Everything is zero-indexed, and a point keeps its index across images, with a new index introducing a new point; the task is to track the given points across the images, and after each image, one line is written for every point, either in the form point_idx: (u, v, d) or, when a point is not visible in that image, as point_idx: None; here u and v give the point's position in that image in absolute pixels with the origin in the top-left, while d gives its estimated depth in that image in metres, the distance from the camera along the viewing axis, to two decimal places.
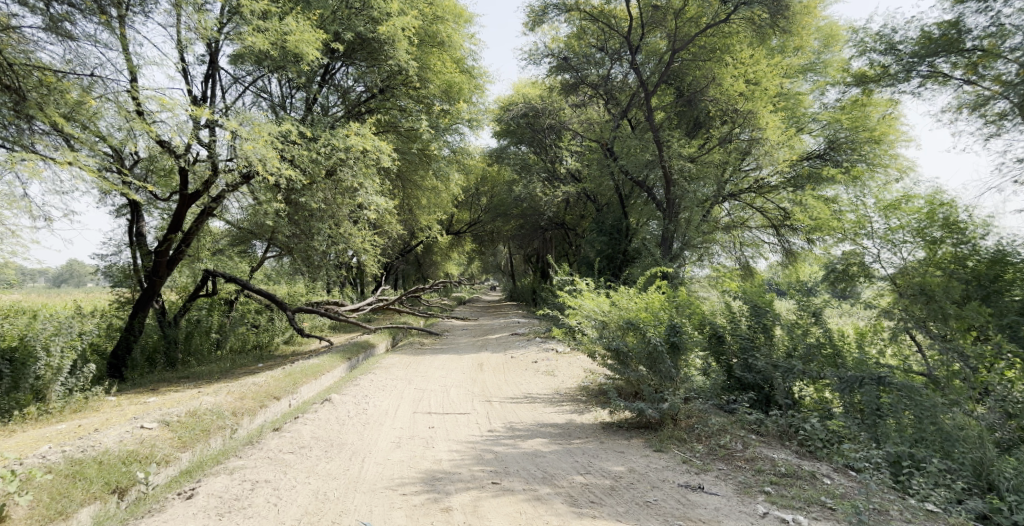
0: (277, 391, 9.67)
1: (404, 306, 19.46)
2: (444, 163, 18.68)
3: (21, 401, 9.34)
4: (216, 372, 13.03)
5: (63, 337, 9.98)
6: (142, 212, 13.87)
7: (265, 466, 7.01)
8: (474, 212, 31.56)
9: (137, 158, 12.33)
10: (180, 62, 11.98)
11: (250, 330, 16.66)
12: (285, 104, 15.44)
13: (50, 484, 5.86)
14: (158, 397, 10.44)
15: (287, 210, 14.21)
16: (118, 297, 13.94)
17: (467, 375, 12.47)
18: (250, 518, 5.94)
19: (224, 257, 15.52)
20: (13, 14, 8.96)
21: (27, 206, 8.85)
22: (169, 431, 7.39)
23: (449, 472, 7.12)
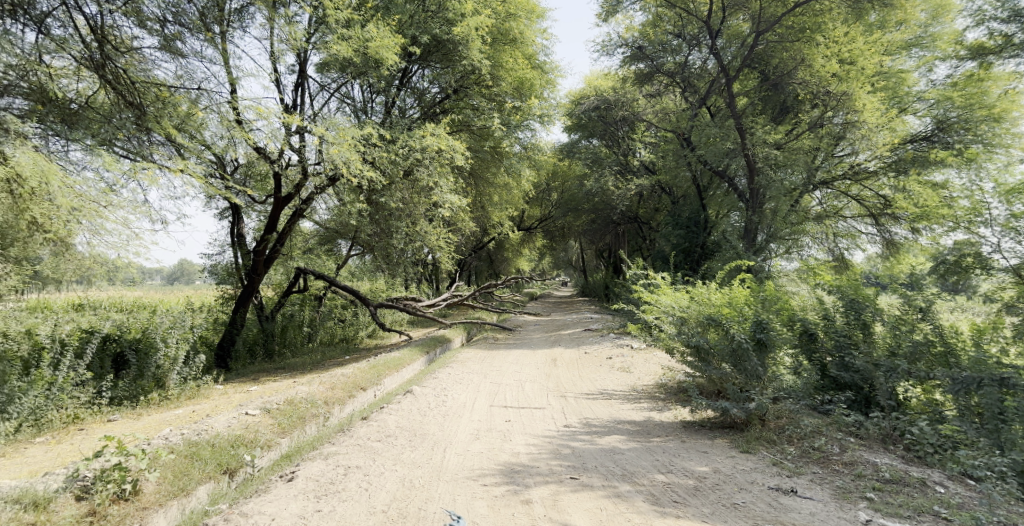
0: (363, 382, 10.05)
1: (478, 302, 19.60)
2: (516, 160, 18.66)
3: (145, 388, 10.22)
4: (308, 363, 13.74)
5: (178, 329, 10.84)
6: (242, 215, 14.80)
7: (355, 452, 7.31)
8: (545, 208, 31.49)
9: (237, 165, 13.16)
10: (273, 72, 12.65)
11: (337, 324, 17.44)
12: (367, 108, 15.98)
13: (172, 463, 6.28)
14: (259, 386, 11.11)
15: (369, 210, 14.73)
16: (222, 294, 15.11)
17: (542, 370, 12.49)
18: (345, 501, 6.21)
19: (313, 256, 16.31)
20: (133, 36, 9.70)
21: (147, 210, 9.58)
22: (270, 418, 7.82)
23: (528, 465, 7.15)
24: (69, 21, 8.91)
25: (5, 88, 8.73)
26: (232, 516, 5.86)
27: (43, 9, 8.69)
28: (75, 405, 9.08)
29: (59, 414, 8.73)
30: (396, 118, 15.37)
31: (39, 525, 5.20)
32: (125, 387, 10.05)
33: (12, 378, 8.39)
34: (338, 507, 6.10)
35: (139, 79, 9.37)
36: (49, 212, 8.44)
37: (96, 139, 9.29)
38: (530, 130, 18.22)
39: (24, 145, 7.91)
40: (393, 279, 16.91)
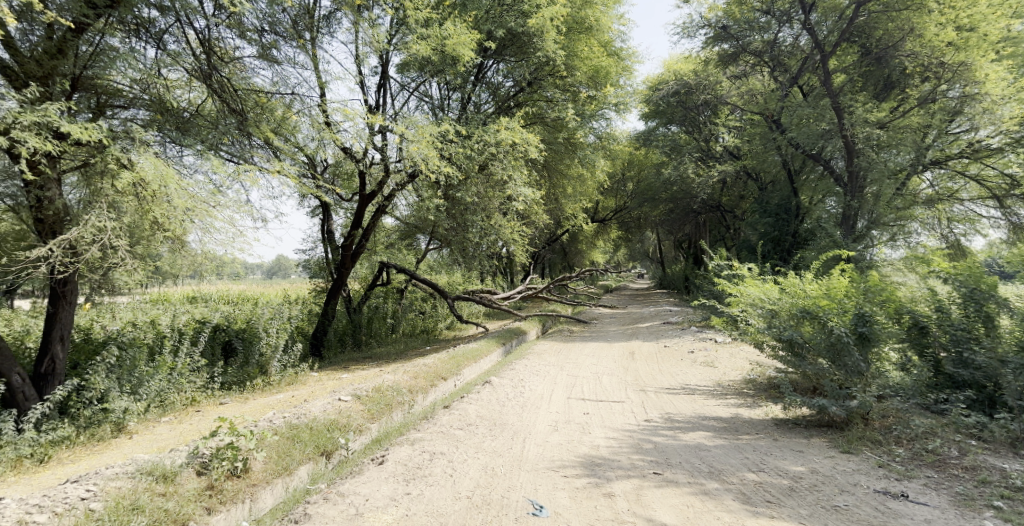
0: (444, 372, 10.24)
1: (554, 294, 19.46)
2: (590, 151, 18.05)
3: (251, 374, 10.89)
4: (393, 353, 14.15)
5: (277, 320, 11.48)
6: (331, 212, 15.41)
7: (439, 439, 7.45)
8: (621, 198, 30.87)
9: (326, 165, 13.68)
10: (358, 75, 13.07)
11: (418, 316, 17.84)
12: (443, 106, 16.20)
13: (277, 443, 6.62)
14: (349, 374, 11.55)
15: (445, 205, 14.94)
16: (316, 286, 15.96)
17: (619, 364, 12.27)
18: (432, 485, 6.33)
19: (395, 250, 16.77)
20: (235, 47, 10.26)
21: (250, 210, 10.13)
22: (361, 404, 8.10)
23: (609, 459, 7.02)
24: (183, 36, 9.54)
25: (130, 100, 9.47)
26: (331, 496, 6.08)
27: (160, 26, 9.38)
28: (191, 389, 9.78)
29: (179, 397, 9.43)
30: (471, 114, 15.50)
31: (168, 496, 5.55)
32: (234, 372, 10.74)
33: (139, 364, 8.94)
34: (426, 491, 6.24)
35: (243, 88, 10.29)
36: (167, 213, 8.98)
37: (205, 144, 9.75)
38: (606, 120, 17.98)
39: (143, 151, 8.58)
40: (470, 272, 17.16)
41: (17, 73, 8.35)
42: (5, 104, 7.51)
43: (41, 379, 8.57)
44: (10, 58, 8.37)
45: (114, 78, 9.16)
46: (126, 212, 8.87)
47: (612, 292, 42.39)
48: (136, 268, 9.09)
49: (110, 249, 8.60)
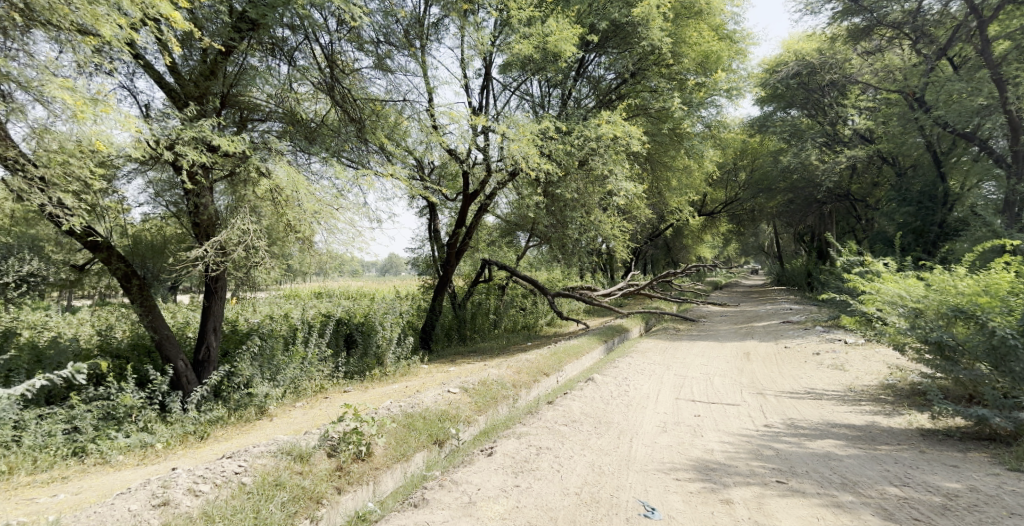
0: (546, 368, 10.11)
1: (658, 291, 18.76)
2: (698, 140, 16.79)
3: (370, 364, 11.36)
4: (497, 348, 14.25)
5: (393, 314, 12.02)
6: (437, 212, 15.76)
7: (546, 434, 7.27)
8: (731, 189, 29.28)
9: (433, 166, 14.13)
10: (463, 78, 13.24)
11: (519, 312, 17.85)
12: (544, 103, 15.96)
13: (394, 430, 6.78)
14: (457, 367, 11.74)
15: (545, 202, 14.82)
16: (424, 283, 16.49)
17: (733, 365, 11.56)
18: (540, 479, 6.19)
19: (496, 248, 16.90)
20: (354, 59, 10.65)
21: (368, 211, 10.52)
22: (468, 396, 8.15)
23: (724, 464, 6.56)
24: (311, 53, 10.06)
25: (267, 114, 10.26)
26: (445, 483, 6.09)
27: (292, 44, 9.92)
28: (320, 377, 10.34)
29: (310, 384, 9.99)
30: (573, 109, 15.04)
31: (304, 475, 5.80)
32: (355, 363, 11.28)
33: (277, 353, 9.65)
34: (534, 484, 6.11)
35: (359, 98, 10.68)
36: (298, 216, 9.54)
37: (330, 152, 10.25)
38: (716, 107, 17.01)
39: (277, 159, 9.23)
40: (569, 269, 16.93)
41: (179, 95, 9.34)
42: (170, 123, 8.39)
43: (199, 365, 9.40)
44: (174, 81, 9.38)
45: (254, 94, 9.93)
46: (265, 216, 9.78)
47: (720, 288, 40.46)
48: (274, 268, 9.79)
49: (253, 249, 9.29)
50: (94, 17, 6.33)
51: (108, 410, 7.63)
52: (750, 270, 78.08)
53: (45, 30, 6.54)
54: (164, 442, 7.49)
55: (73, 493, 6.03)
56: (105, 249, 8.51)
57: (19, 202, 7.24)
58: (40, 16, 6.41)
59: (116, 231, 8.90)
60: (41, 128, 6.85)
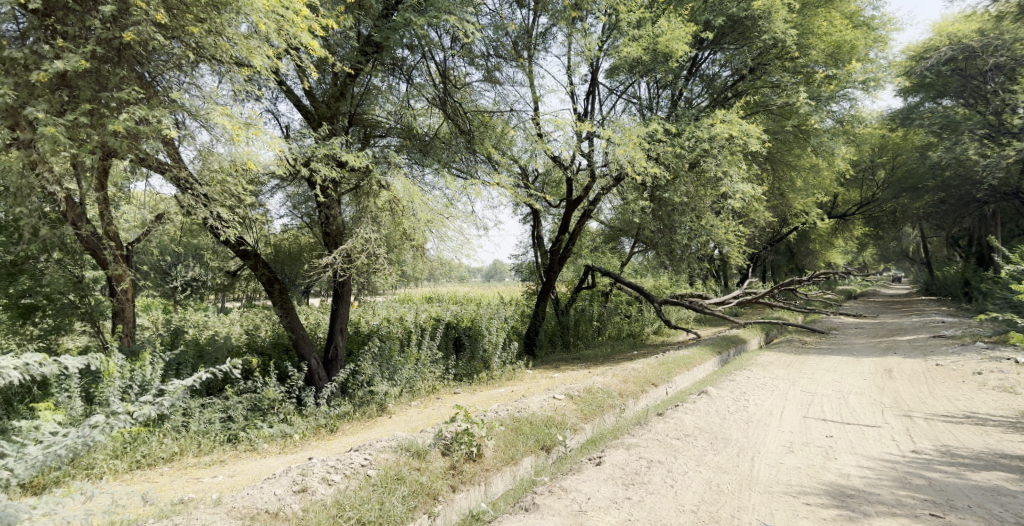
0: (655, 378, 9.95)
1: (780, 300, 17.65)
2: (827, 136, 15.77)
3: (477, 368, 11.74)
4: (601, 355, 14.15)
5: (497, 319, 12.33)
6: (541, 219, 15.95)
7: (656, 447, 7.17)
8: (868, 189, 27.02)
9: (537, 174, 14.39)
10: (569, 85, 13.34)
11: (624, 319, 17.61)
12: (653, 105, 15.49)
13: (502, 433, 6.99)
14: (561, 373, 11.82)
15: (651, 207, 14.61)
16: (528, 289, 16.76)
17: (872, 383, 10.77)
18: (652, 494, 6.12)
19: (600, 254, 16.87)
20: (465, 73, 11.10)
21: (476, 219, 10.91)
22: (574, 403, 8.21)
23: (865, 491, 6.17)
24: (427, 70, 10.66)
25: (387, 130, 10.93)
26: (555, 489, 6.16)
27: (410, 63, 10.54)
28: (432, 378, 10.80)
29: (424, 384, 10.45)
30: (682, 110, 14.61)
31: (421, 470, 6.11)
32: (463, 366, 11.74)
33: (394, 354, 10.27)
34: (647, 498, 6.04)
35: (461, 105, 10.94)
36: (413, 225, 10.07)
37: (441, 163, 10.76)
38: (849, 100, 15.85)
39: (395, 172, 9.78)
40: (680, 276, 16.41)
41: (314, 116, 10.16)
42: (306, 142, 9.20)
43: (329, 363, 10.26)
44: (310, 103, 10.22)
45: (376, 112, 10.61)
46: (384, 225, 10.17)
47: (853, 296, 37.51)
48: (392, 274, 10.34)
49: (374, 256, 9.93)
50: (248, 51, 6.95)
51: (255, 402, 8.52)
52: (896, 278, 71.49)
53: (209, 64, 7.30)
54: (300, 433, 8.21)
55: (229, 475, 6.77)
56: (253, 257, 9.47)
57: (187, 216, 8.24)
58: (206, 52, 7.04)
59: (261, 241, 9.83)
60: (205, 150, 7.74)
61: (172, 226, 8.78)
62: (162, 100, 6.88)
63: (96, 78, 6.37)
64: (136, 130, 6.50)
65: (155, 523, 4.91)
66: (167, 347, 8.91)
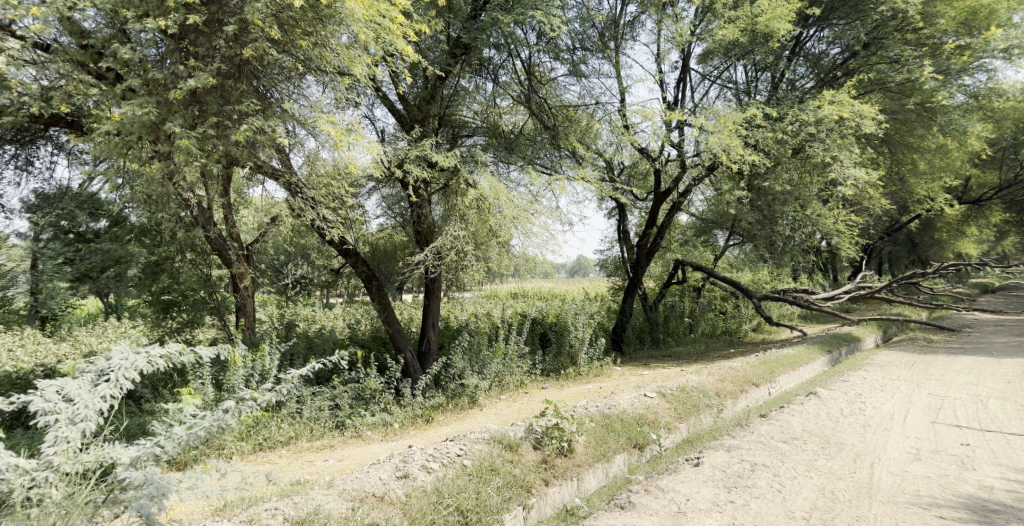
0: (755, 378, 9.63)
1: (900, 294, 16.33)
2: (957, 114, 14.13)
3: (564, 364, 11.76)
4: (694, 353, 13.67)
5: (584, 315, 12.28)
6: (627, 212, 15.74)
7: (761, 449, 6.88)
8: (1009, 170, 24.44)
9: (623, 166, 14.25)
10: (658, 73, 13.08)
11: (718, 316, 16.90)
12: (751, 88, 14.85)
13: (593, 429, 6.99)
14: (651, 371, 11.64)
15: (750, 197, 13.98)
16: (614, 284, 16.64)
17: (1013, 387, 9.87)
18: (758, 498, 5.88)
19: (691, 248, 16.48)
20: (551, 68, 11.10)
21: (560, 215, 10.92)
22: (667, 402, 8.09)
23: (1011, 507, 5.75)
24: (512, 68, 10.80)
25: (473, 129, 11.12)
26: (651, 489, 6.05)
27: (496, 62, 10.74)
28: (520, 373, 10.90)
29: (512, 378, 10.57)
30: (785, 92, 13.79)
31: (513, 462, 6.18)
32: (550, 361, 11.80)
33: (482, 348, 10.55)
34: (752, 502, 5.82)
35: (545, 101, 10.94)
36: (498, 222, 10.21)
37: (526, 160, 10.86)
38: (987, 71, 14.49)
39: (481, 171, 10.00)
40: (782, 269, 15.72)
41: (406, 119, 10.56)
42: (398, 144, 9.57)
43: (422, 356, 10.67)
44: (402, 107, 10.64)
45: (463, 113, 10.86)
46: (470, 222, 10.28)
47: (988, 291, 34.07)
48: (479, 270, 10.52)
49: (462, 253, 10.19)
50: (350, 60, 7.35)
51: (358, 392, 9.06)
52: None
53: (315, 75, 7.77)
54: (399, 422, 8.60)
55: (338, 459, 7.23)
56: (354, 255, 10.00)
57: (296, 218, 8.84)
58: (312, 63, 7.52)
59: (360, 240, 10.35)
60: (313, 156, 8.29)
61: (284, 227, 9.49)
62: (274, 111, 7.44)
63: (221, 93, 6.96)
64: (252, 139, 7.03)
65: (277, 500, 5.22)
66: (281, 339, 9.62)
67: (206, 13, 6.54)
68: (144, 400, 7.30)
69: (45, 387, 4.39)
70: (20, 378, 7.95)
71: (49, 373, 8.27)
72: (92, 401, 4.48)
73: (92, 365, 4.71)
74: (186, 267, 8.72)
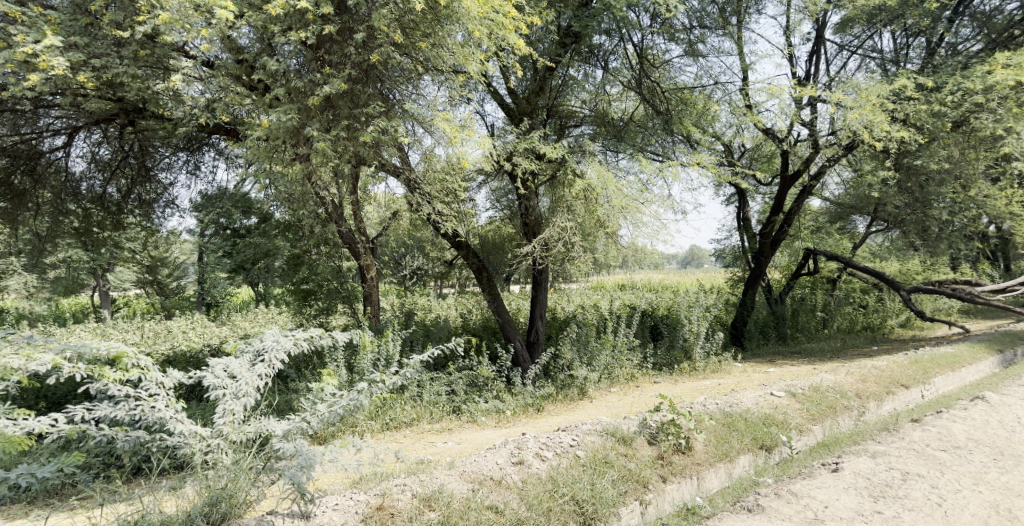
0: (905, 379, 8.91)
1: None
2: None
3: (677, 358, 11.45)
4: (828, 349, 12.69)
5: (698, 308, 11.87)
6: (748, 199, 15.04)
7: (913, 458, 6.26)
8: None
9: (743, 150, 13.62)
10: (787, 47, 12.35)
11: (858, 310, 15.53)
12: (900, 57, 13.53)
13: (713, 428, 6.82)
14: (777, 368, 11.10)
15: (897, 177, 12.78)
16: (732, 276, 16.00)
17: None
18: (913, 510, 5.37)
19: (824, 235, 15.42)
20: (664, 50, 10.75)
21: (673, 205, 10.61)
22: (797, 402, 7.72)
23: None
24: (623, 53, 10.57)
25: (581, 119, 10.99)
26: (783, 493, 5.63)
27: (607, 48, 10.58)
28: (630, 366, 10.77)
29: (622, 372, 10.47)
30: (943, 59, 12.63)
31: (629, 456, 6.15)
32: (663, 355, 11.53)
33: (591, 340, 10.60)
34: (904, 515, 5.32)
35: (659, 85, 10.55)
36: (605, 212, 9.91)
37: (636, 148, 10.60)
38: None
39: (589, 161, 9.93)
40: (938, 258, 14.34)
41: (515, 113, 10.71)
42: (507, 138, 9.79)
43: (531, 345, 10.85)
44: (512, 101, 10.82)
45: (571, 103, 10.83)
46: (578, 214, 10.29)
47: None
48: (586, 262, 10.49)
49: (570, 245, 10.22)
50: (464, 57, 7.57)
51: (472, 379, 9.43)
52: None
53: (432, 75, 8.06)
54: (511, 410, 8.84)
55: (456, 442, 7.57)
56: (465, 247, 10.31)
57: (415, 212, 9.27)
58: (430, 64, 7.84)
59: (471, 233, 10.65)
60: (429, 155, 8.66)
61: (404, 220, 10.05)
62: (395, 112, 7.81)
63: (351, 97, 7.48)
64: (378, 139, 7.46)
65: (406, 477, 5.55)
66: (403, 327, 10.18)
67: (339, 22, 7.03)
68: (290, 379, 8.03)
69: (214, 366, 5.10)
70: (192, 356, 9.06)
71: (215, 352, 9.35)
72: (251, 379, 5.11)
73: (250, 346, 5.41)
74: (322, 259, 9.46)
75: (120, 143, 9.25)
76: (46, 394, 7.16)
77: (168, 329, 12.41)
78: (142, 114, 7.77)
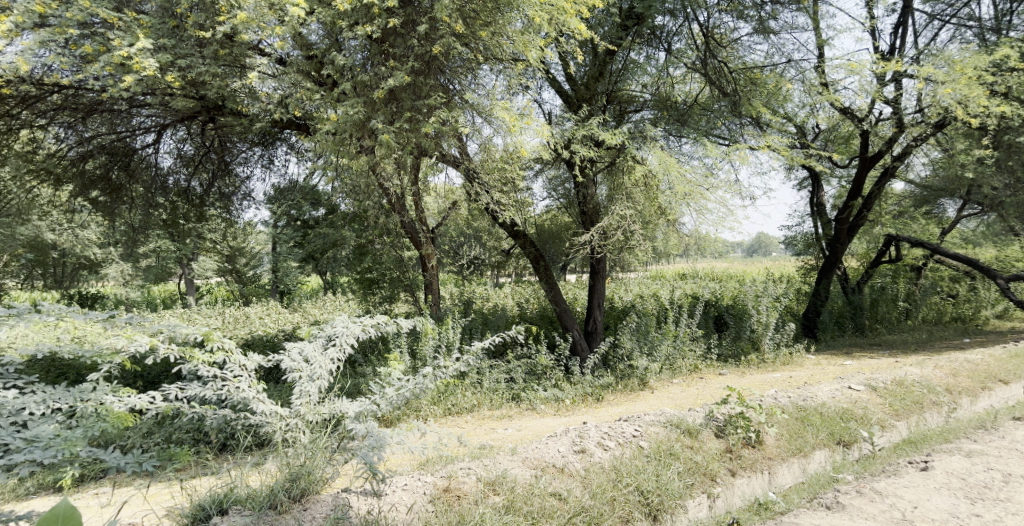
0: (1004, 374, 8.36)
1: None
2: None
3: (744, 349, 11.13)
4: (912, 342, 12.04)
5: (767, 298, 11.47)
6: (822, 183, 14.39)
7: (1015, 458, 5.88)
8: None
9: (817, 131, 12.99)
10: (869, 20, 11.69)
11: (947, 301, 14.62)
12: (1002, 23, 12.51)
13: (786, 422, 6.62)
14: (854, 361, 10.62)
15: (995, 156, 11.96)
16: (804, 264, 15.41)
17: None
18: (1018, 514, 5.05)
19: (908, 221, 14.57)
20: (733, 28, 10.36)
21: (741, 191, 10.26)
22: (879, 396, 7.37)
23: None
24: (688, 33, 10.25)
25: (641, 103, 10.77)
26: (865, 491, 5.42)
27: (670, 29, 10.28)
28: (694, 357, 10.54)
29: (685, 363, 10.25)
30: None
31: (695, 449, 6.05)
32: (729, 346, 11.23)
33: (651, 330, 10.42)
34: (1006, 518, 5.01)
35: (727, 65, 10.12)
36: (667, 199, 9.75)
37: (702, 132, 10.29)
38: None
39: (650, 147, 9.73)
40: None
41: (574, 100, 10.62)
42: (565, 125, 9.71)
43: (588, 335, 10.78)
44: (570, 88, 10.72)
45: (631, 87, 10.61)
46: (639, 201, 10.14)
47: None
48: (647, 250, 10.30)
49: (630, 233, 10.06)
50: (523, 45, 7.51)
51: (531, 368, 9.47)
52: None
53: (490, 63, 8.05)
54: (570, 399, 8.81)
55: (517, 429, 7.64)
56: (521, 237, 10.27)
57: (474, 202, 9.33)
58: (490, 53, 7.85)
59: (527, 222, 10.60)
60: (488, 144, 8.68)
61: (463, 210, 10.13)
62: (455, 102, 7.87)
63: (414, 89, 7.58)
64: (439, 130, 7.54)
65: (470, 461, 5.64)
66: (463, 315, 10.31)
67: (402, 15, 7.13)
68: (358, 365, 8.28)
69: (290, 350, 5.35)
70: (268, 340, 9.50)
71: (288, 337, 9.77)
72: (324, 362, 5.32)
73: (323, 332, 5.63)
74: (386, 249, 9.70)
75: (202, 139, 9.70)
76: (142, 374, 7.66)
77: (246, 315, 13.05)
78: (222, 111, 8.14)
